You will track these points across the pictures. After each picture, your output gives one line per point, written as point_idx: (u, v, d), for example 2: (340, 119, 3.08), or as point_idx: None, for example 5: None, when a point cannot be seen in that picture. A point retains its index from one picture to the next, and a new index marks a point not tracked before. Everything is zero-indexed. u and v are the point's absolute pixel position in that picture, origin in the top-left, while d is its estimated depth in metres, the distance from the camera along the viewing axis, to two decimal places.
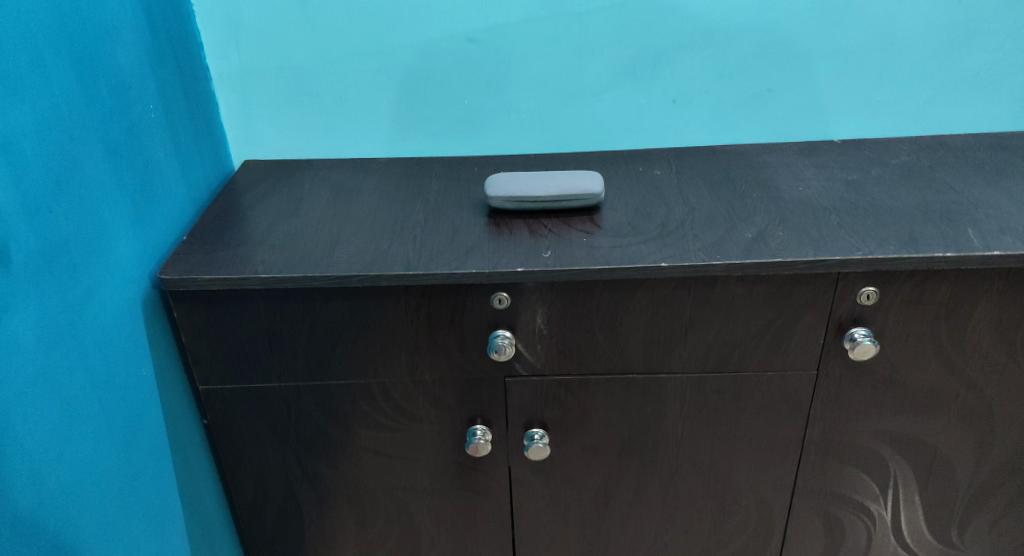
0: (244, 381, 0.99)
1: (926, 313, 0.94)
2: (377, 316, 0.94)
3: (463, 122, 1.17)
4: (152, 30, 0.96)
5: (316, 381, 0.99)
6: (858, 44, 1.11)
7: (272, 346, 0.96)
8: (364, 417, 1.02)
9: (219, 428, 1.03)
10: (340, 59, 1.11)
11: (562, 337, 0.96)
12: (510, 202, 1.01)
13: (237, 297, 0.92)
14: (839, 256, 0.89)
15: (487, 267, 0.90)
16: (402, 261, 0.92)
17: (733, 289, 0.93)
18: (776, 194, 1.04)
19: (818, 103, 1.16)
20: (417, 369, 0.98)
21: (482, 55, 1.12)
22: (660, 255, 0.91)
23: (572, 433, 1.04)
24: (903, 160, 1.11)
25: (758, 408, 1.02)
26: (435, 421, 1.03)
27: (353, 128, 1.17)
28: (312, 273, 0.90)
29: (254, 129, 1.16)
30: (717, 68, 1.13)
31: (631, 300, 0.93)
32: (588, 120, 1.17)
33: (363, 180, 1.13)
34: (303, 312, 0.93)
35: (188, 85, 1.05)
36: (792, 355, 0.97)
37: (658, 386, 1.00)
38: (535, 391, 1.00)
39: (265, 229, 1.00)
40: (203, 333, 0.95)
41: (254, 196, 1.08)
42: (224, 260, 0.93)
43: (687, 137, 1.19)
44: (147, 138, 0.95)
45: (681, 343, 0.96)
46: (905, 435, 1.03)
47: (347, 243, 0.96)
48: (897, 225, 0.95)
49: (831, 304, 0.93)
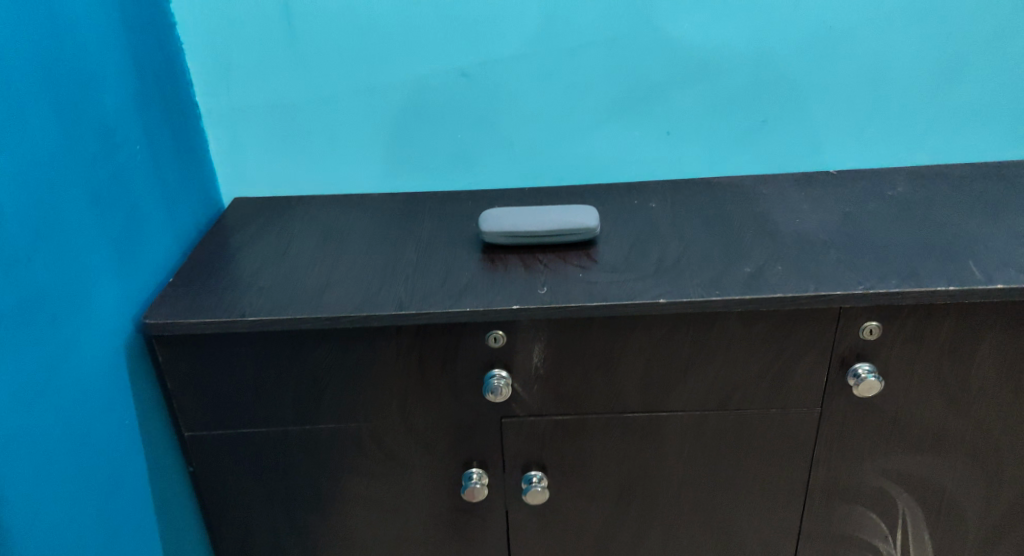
0: (231, 428, 0.95)
1: (930, 348, 0.92)
2: (369, 359, 0.91)
3: (456, 157, 1.15)
4: (138, 71, 0.95)
5: (306, 426, 0.95)
6: (851, 76, 1.10)
7: (260, 391, 0.93)
8: (356, 463, 0.99)
9: (205, 477, 0.99)
10: (331, 96, 1.10)
11: (559, 377, 0.94)
12: (504, 238, 0.99)
13: (223, 342, 0.89)
14: (840, 291, 0.87)
15: (481, 305, 0.88)
16: (394, 301, 0.89)
17: (733, 326, 0.90)
18: (773, 228, 1.02)
19: (812, 135, 1.15)
20: (410, 412, 0.95)
21: (474, 90, 1.10)
22: (658, 291, 0.89)
23: (571, 476, 1.01)
24: (900, 192, 1.10)
25: (762, 449, 0.99)
26: (430, 466, 0.99)
27: (344, 165, 1.15)
28: (301, 315, 0.87)
29: (244, 166, 1.15)
30: (710, 101, 1.12)
31: (629, 339, 0.91)
32: (582, 154, 1.16)
33: (355, 218, 1.10)
34: (291, 355, 0.90)
35: (176, 123, 1.04)
36: (795, 393, 0.95)
37: (658, 426, 0.97)
38: (533, 433, 0.97)
39: (254, 270, 0.98)
40: (189, 379, 0.92)
41: (243, 236, 1.06)
42: (211, 303, 0.90)
43: (682, 170, 1.17)
44: (132, 181, 0.93)
45: (681, 382, 0.94)
46: (912, 474, 1.00)
47: (337, 283, 0.94)
48: (897, 259, 0.93)
49: (833, 340, 0.91)
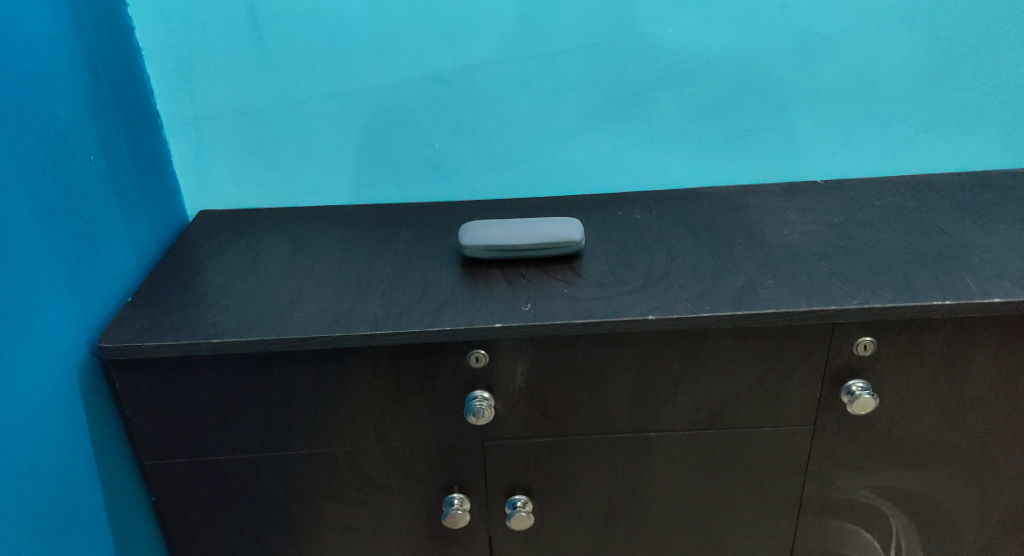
0: (194, 455, 0.90)
1: (924, 362, 0.89)
2: (342, 380, 0.86)
3: (434, 167, 1.11)
4: (93, 76, 0.89)
5: (276, 452, 0.90)
6: (837, 83, 1.08)
7: (227, 416, 0.87)
8: (330, 489, 0.94)
9: (168, 507, 0.93)
10: (301, 103, 1.05)
11: (543, 397, 0.89)
12: (485, 251, 0.95)
13: (185, 364, 0.84)
14: (834, 306, 0.84)
15: (461, 324, 0.84)
16: (369, 320, 0.85)
17: (723, 342, 0.87)
18: (762, 239, 0.99)
19: (797, 143, 1.12)
20: (387, 435, 0.90)
21: (451, 97, 1.06)
22: (646, 307, 0.86)
23: (556, 498, 0.97)
24: (889, 202, 1.07)
25: (753, 467, 0.96)
26: (407, 491, 0.95)
27: (316, 175, 1.10)
28: (270, 336, 0.82)
29: (210, 177, 1.09)
30: (694, 109, 1.09)
31: (617, 356, 0.87)
32: (563, 163, 1.12)
33: (327, 231, 1.06)
34: (259, 378, 0.85)
35: (135, 131, 0.98)
36: (786, 410, 0.92)
37: (647, 446, 0.93)
38: (516, 455, 0.93)
39: (219, 287, 0.92)
40: (150, 404, 0.86)
41: (209, 250, 1.01)
42: (173, 323, 0.85)
43: (666, 180, 1.14)
44: (86, 192, 0.87)
45: (670, 400, 0.90)
46: (905, 490, 0.98)
47: (308, 300, 0.89)
48: (890, 270, 0.90)
49: (826, 355, 0.88)
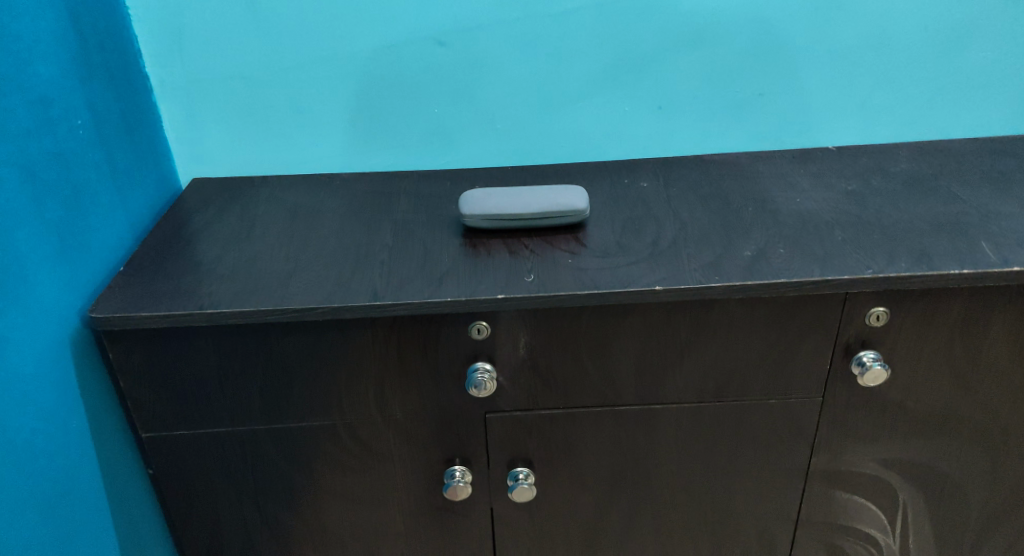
0: (191, 428, 0.88)
1: (938, 333, 0.87)
2: (341, 351, 0.84)
3: (434, 133, 1.08)
4: (79, 37, 0.86)
5: (274, 423, 0.89)
6: (852, 44, 1.04)
7: (224, 388, 0.86)
8: (330, 461, 0.92)
9: (165, 480, 0.92)
10: (297, 67, 1.01)
11: (546, 369, 0.87)
12: (487, 220, 0.92)
13: (180, 335, 0.82)
14: (847, 275, 0.82)
15: (463, 294, 0.81)
16: (368, 290, 0.82)
17: (732, 313, 0.85)
18: (772, 207, 0.96)
19: (809, 108, 1.09)
20: (388, 407, 0.88)
21: (452, 59, 1.03)
22: (652, 277, 0.83)
23: (560, 470, 0.96)
24: (904, 168, 1.04)
25: (759, 439, 0.94)
26: (409, 462, 0.93)
27: (313, 141, 1.07)
28: (266, 307, 0.80)
29: (204, 143, 1.06)
30: (704, 71, 1.05)
31: (623, 326, 0.85)
32: (568, 129, 1.09)
33: (325, 199, 1.03)
34: (256, 350, 0.83)
35: (124, 95, 0.95)
36: (795, 382, 0.90)
37: (652, 418, 0.92)
38: (519, 426, 0.92)
39: (214, 256, 0.90)
40: (144, 376, 0.84)
41: (203, 218, 0.98)
42: (167, 294, 0.83)
43: (674, 146, 1.11)
44: (75, 158, 0.84)
45: (677, 371, 0.88)
46: (915, 463, 0.96)
47: (305, 270, 0.87)
48: (905, 239, 0.88)
49: (838, 326, 0.86)
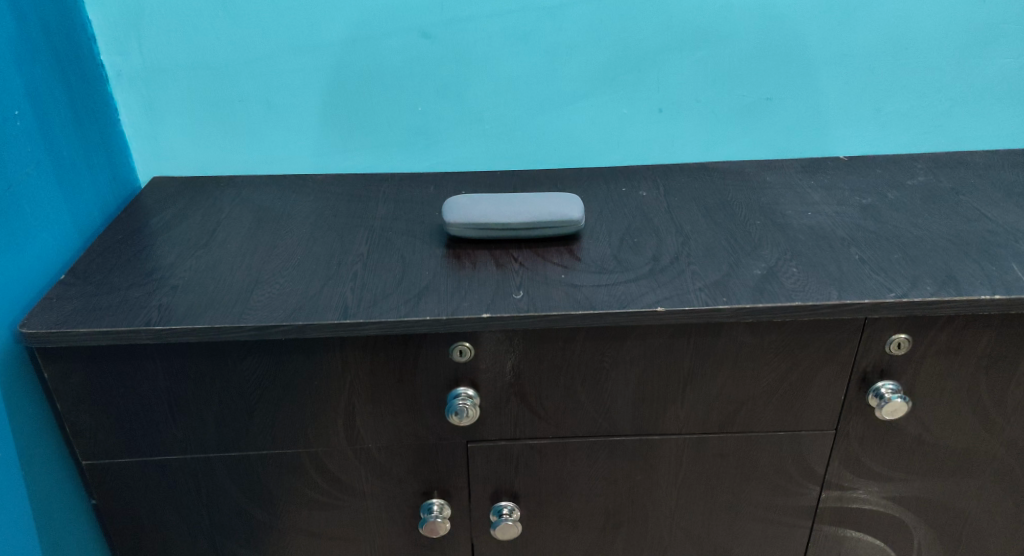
0: (138, 456, 0.79)
1: (965, 363, 0.79)
2: (307, 374, 0.76)
3: (417, 133, 0.99)
4: (19, 19, 0.77)
5: (231, 453, 0.80)
6: (867, 47, 0.97)
7: (176, 413, 0.77)
8: (294, 493, 0.84)
9: (108, 513, 0.83)
10: (268, 57, 0.93)
11: (535, 395, 0.79)
12: (472, 230, 0.84)
13: (125, 355, 0.73)
14: (868, 299, 0.74)
15: (444, 313, 0.73)
16: (337, 306, 0.74)
17: (741, 338, 0.77)
18: (782, 221, 0.89)
19: (820, 115, 1.01)
20: (359, 435, 0.80)
21: (437, 54, 0.95)
22: (654, 296, 0.75)
23: (548, 505, 0.88)
24: (921, 181, 0.97)
25: (765, 475, 0.86)
26: (382, 496, 0.85)
27: (285, 139, 0.98)
28: (222, 324, 0.71)
29: (164, 139, 0.97)
30: (709, 73, 0.98)
31: (620, 351, 0.77)
32: (562, 132, 1.01)
33: (295, 203, 0.94)
34: (212, 371, 0.75)
35: (73, 84, 0.86)
36: (807, 414, 0.82)
37: (650, 451, 0.84)
38: (503, 458, 0.83)
39: (169, 264, 0.81)
40: (85, 399, 0.75)
41: (160, 221, 0.90)
42: (111, 306, 0.74)
43: (675, 153, 1.03)
44: (10, 152, 0.75)
45: (678, 401, 0.81)
46: (933, 501, 0.89)
47: (270, 282, 0.78)
48: (929, 259, 0.80)
49: (855, 354, 0.79)
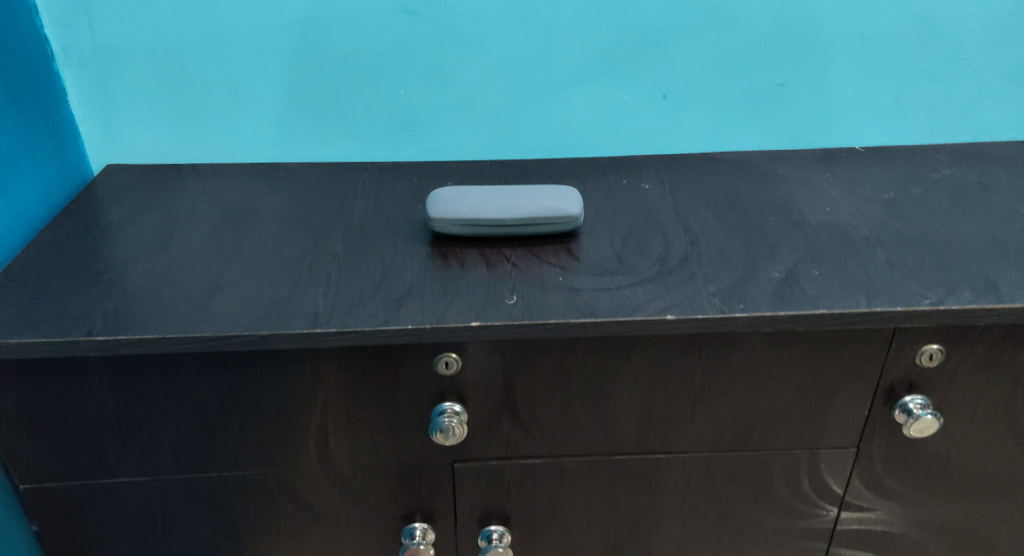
0: (82, 479, 0.71)
1: (1001, 377, 0.72)
2: (274, 389, 0.67)
3: (399, 119, 0.91)
4: None
5: (189, 476, 0.72)
6: (889, 30, 0.89)
7: (125, 432, 0.68)
8: (261, 519, 0.75)
9: (50, 541, 0.74)
10: (233, 34, 0.84)
11: (529, 412, 0.71)
12: (459, 226, 0.75)
13: (66, 368, 0.65)
14: (900, 307, 0.67)
15: (427, 321, 0.65)
16: (307, 313, 0.66)
17: (757, 349, 0.69)
18: (799, 219, 0.81)
19: (837, 103, 0.94)
20: (332, 456, 0.72)
21: (422, 32, 0.86)
22: (663, 303, 0.67)
23: (541, 530, 0.80)
24: (946, 175, 0.90)
25: (780, 496, 0.79)
26: (359, 521, 0.77)
27: (253, 124, 0.89)
28: (174, 334, 0.63)
29: (120, 123, 0.88)
30: (719, 56, 0.90)
31: (624, 363, 0.69)
32: (559, 119, 0.93)
33: (265, 196, 0.86)
34: (165, 387, 0.66)
35: (11, 61, 0.77)
36: (827, 432, 0.75)
37: (654, 472, 0.76)
38: (493, 479, 0.75)
39: (119, 264, 0.72)
40: (19, 417, 0.66)
41: (112, 215, 0.81)
42: (48, 313, 0.65)
43: (680, 143, 0.95)
44: None
45: (687, 418, 0.73)
46: (959, 525, 0.82)
47: (231, 285, 0.69)
48: (963, 262, 0.73)
49: (883, 367, 0.71)
